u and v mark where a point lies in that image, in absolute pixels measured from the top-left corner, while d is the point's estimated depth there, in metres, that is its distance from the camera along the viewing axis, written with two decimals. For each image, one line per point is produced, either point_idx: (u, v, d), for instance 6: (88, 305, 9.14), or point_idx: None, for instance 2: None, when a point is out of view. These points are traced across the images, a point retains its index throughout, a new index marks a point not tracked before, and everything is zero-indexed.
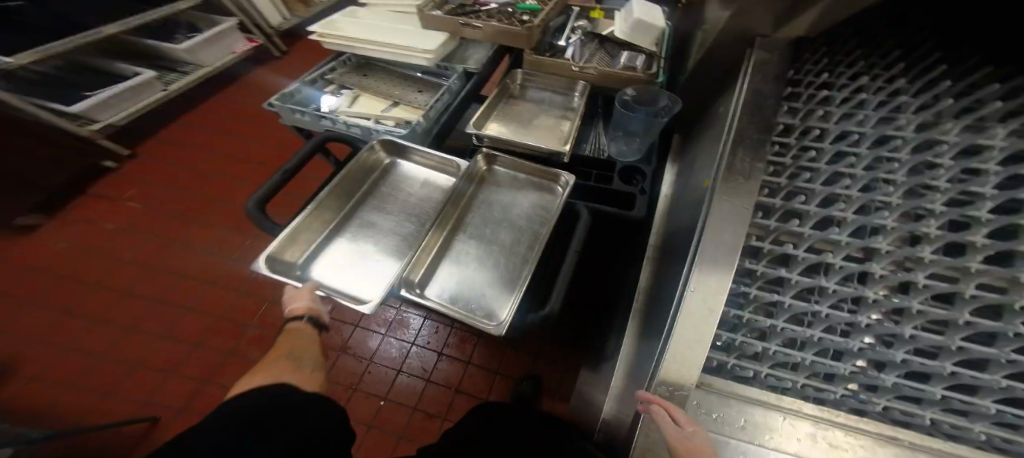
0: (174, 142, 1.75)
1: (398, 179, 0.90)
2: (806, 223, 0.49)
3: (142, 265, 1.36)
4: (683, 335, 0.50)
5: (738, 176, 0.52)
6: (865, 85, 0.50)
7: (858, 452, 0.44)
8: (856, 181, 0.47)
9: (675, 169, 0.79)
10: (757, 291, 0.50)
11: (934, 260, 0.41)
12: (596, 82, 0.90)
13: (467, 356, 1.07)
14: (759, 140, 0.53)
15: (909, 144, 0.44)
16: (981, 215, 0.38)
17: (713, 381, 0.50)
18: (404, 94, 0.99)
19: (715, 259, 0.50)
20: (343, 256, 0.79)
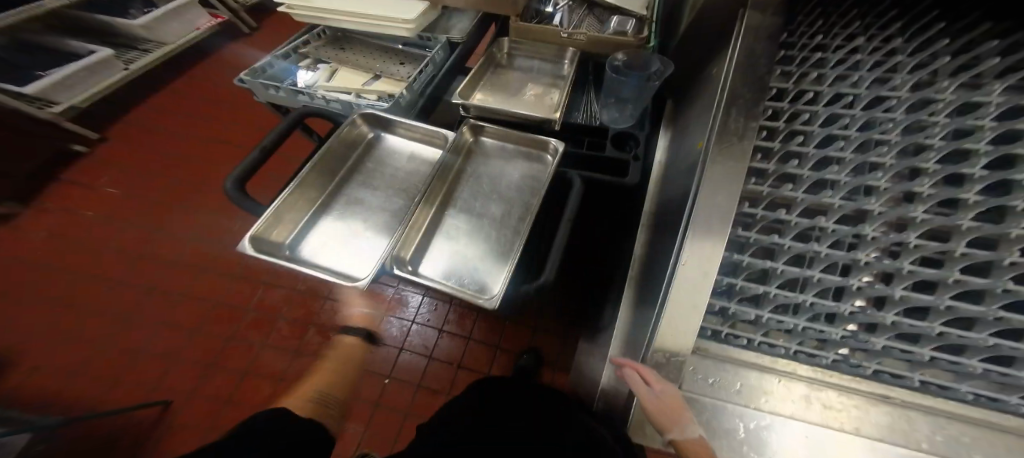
0: (150, 126, 1.69)
1: (384, 154, 0.88)
2: (800, 187, 0.49)
3: (130, 254, 1.34)
4: (679, 295, 0.50)
5: (731, 136, 0.51)
6: (861, 45, 0.49)
7: (851, 410, 0.48)
8: (850, 142, 0.47)
9: (666, 135, 0.75)
10: (751, 258, 0.50)
11: (925, 219, 0.42)
12: (585, 48, 0.88)
13: (467, 332, 1.08)
14: (753, 100, 0.52)
15: (904, 104, 0.44)
16: (974, 172, 0.40)
17: (709, 346, 0.52)
18: (386, 67, 0.96)
19: (709, 219, 0.50)
20: (331, 234, 0.78)
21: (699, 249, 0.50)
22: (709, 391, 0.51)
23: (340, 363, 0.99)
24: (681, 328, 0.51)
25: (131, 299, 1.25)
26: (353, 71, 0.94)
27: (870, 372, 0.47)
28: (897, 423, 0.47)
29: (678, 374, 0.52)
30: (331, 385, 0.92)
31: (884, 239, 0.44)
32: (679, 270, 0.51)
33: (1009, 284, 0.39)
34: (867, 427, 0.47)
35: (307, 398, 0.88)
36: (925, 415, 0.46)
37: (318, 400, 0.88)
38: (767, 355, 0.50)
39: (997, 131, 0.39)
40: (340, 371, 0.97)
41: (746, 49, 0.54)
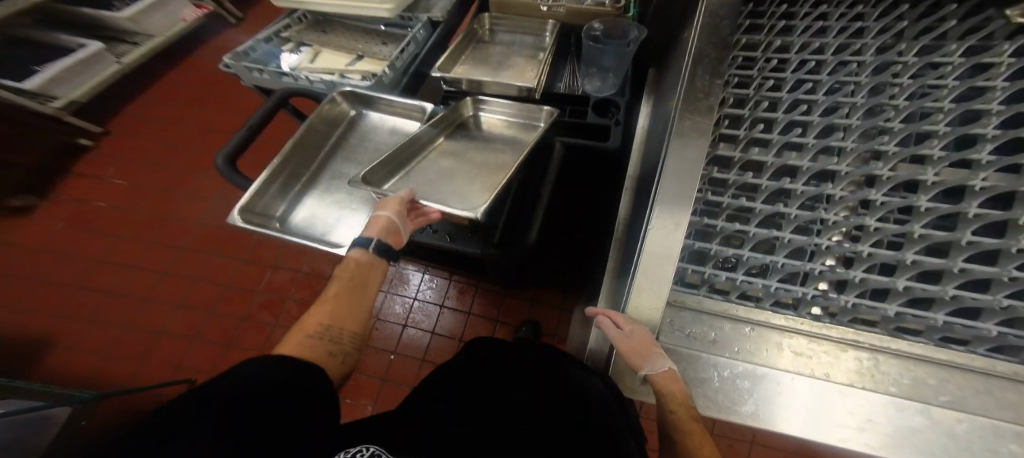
0: (148, 118, 1.71)
1: (365, 130, 0.90)
2: (770, 151, 0.51)
3: (142, 243, 1.39)
4: (655, 250, 0.53)
5: (696, 95, 0.53)
6: (828, 12, 0.53)
7: (821, 357, 0.49)
8: (817, 106, 0.49)
9: (649, 102, 0.76)
10: (724, 223, 0.53)
11: (891, 177, 0.45)
12: (565, 20, 0.89)
13: (467, 307, 1.12)
14: (719, 59, 0.54)
15: (870, 66, 0.48)
16: (939, 129, 0.43)
17: (685, 299, 0.54)
18: (369, 49, 0.98)
19: (679, 176, 0.52)
20: (318, 208, 0.81)
21: (668, 212, 0.52)
22: (685, 343, 0.53)
23: (347, 286, 0.64)
24: (658, 289, 0.53)
25: (146, 286, 1.31)
26: (337, 53, 0.96)
27: (843, 323, 0.50)
28: (865, 368, 0.48)
29: (656, 327, 0.54)
30: (343, 315, 0.61)
31: (849, 196, 0.47)
32: (653, 233, 0.53)
33: (971, 236, 0.42)
34: (837, 374, 0.49)
35: (310, 338, 0.56)
36: (893, 359, 0.48)
37: (329, 340, 0.58)
38: (741, 309, 0.52)
39: (959, 90, 0.43)
40: (346, 310, 0.62)
41: (711, 14, 0.56)
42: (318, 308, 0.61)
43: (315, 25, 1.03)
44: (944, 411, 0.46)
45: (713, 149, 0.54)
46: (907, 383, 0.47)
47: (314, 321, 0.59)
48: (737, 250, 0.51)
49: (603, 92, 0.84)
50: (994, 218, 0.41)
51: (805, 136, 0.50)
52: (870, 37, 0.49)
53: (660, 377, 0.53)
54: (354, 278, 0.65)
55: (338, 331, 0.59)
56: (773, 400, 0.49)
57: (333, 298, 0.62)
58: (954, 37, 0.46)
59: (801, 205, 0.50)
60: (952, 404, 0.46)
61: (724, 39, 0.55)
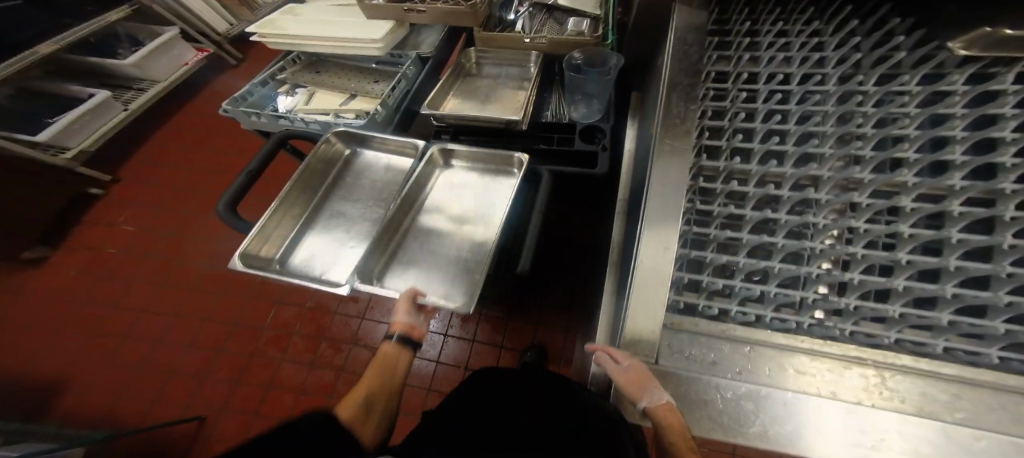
0: (155, 160, 1.77)
1: (360, 169, 0.92)
2: (750, 182, 0.53)
3: (153, 283, 1.42)
4: (645, 277, 0.55)
5: (675, 119, 0.59)
6: (791, 41, 0.58)
7: (825, 375, 0.49)
8: (792, 135, 0.52)
9: (634, 125, 0.78)
10: (713, 255, 0.54)
11: (869, 205, 0.47)
12: (549, 50, 0.91)
13: (470, 334, 1.12)
14: (691, 85, 0.60)
15: (834, 96, 0.51)
16: (909, 157, 0.45)
17: (681, 321, 0.55)
18: (362, 87, 1.01)
19: (664, 197, 0.56)
20: (317, 248, 0.82)
21: (653, 240, 0.55)
22: (685, 365, 0.53)
23: (385, 361, 0.71)
24: (651, 311, 0.54)
25: (157, 326, 1.33)
26: (331, 92, 0.99)
27: (846, 337, 0.50)
28: (872, 385, 0.47)
29: (654, 350, 0.54)
30: (382, 387, 0.67)
31: (834, 224, 0.48)
32: (645, 263, 0.55)
33: (958, 262, 0.43)
34: (845, 392, 0.48)
35: (357, 402, 0.64)
36: (901, 376, 0.47)
37: (369, 405, 0.64)
38: (739, 329, 0.53)
39: (920, 117, 0.45)
40: (387, 383, 0.69)
41: (677, 49, 0.63)
42: (364, 378, 0.68)
43: (309, 65, 1.06)
44: (959, 429, 0.44)
45: (696, 182, 0.57)
46: (918, 400, 0.46)
47: (361, 391, 0.66)
48: (727, 282, 0.52)
49: (590, 118, 0.88)
50: (977, 243, 0.42)
51: (782, 166, 0.52)
52: (830, 67, 0.53)
53: (660, 409, 0.53)
54: (393, 357, 0.72)
55: (382, 400, 0.66)
56: (781, 422, 0.48)
57: (375, 373, 0.69)
58: (907, 67, 0.49)
59: (788, 234, 0.52)
60: (967, 421, 0.44)
61: (693, 66, 0.62)
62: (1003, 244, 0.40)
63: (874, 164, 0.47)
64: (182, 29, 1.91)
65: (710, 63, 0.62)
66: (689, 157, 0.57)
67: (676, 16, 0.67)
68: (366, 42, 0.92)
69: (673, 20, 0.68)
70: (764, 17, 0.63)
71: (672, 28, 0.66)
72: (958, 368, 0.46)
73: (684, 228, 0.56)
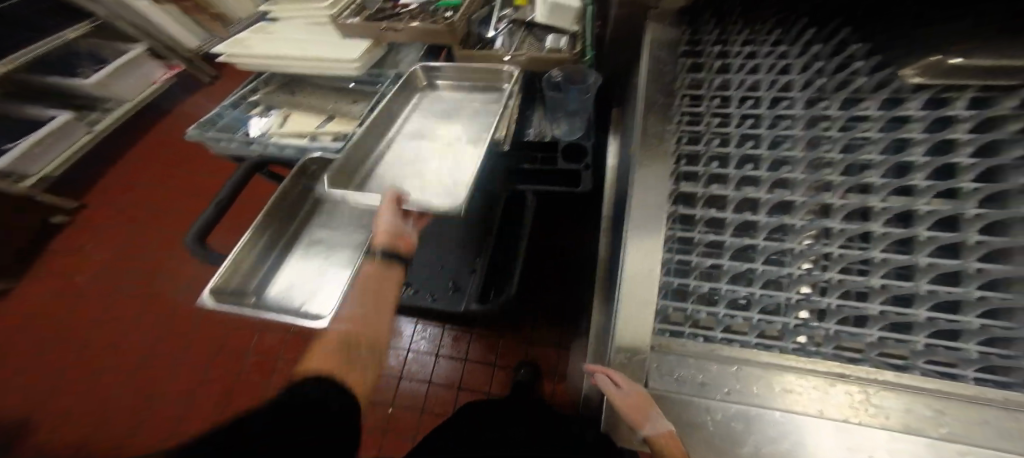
0: (128, 181, 1.71)
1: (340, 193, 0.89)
2: (729, 208, 0.53)
3: (137, 302, 1.38)
4: (629, 303, 0.55)
5: (652, 140, 0.60)
6: (760, 63, 0.59)
7: (812, 393, 0.49)
8: (765, 160, 0.53)
9: (614, 141, 0.79)
10: (696, 281, 0.54)
11: (841, 230, 0.48)
12: (528, 68, 0.91)
13: (462, 353, 1.10)
14: (666, 106, 0.62)
15: (802, 120, 0.52)
16: (877, 181, 0.46)
17: (670, 343, 0.54)
18: (341, 108, 0.99)
19: (643, 221, 0.56)
20: (295, 277, 0.80)
21: (633, 265, 0.56)
22: (676, 387, 0.52)
23: (370, 293, 0.68)
24: (639, 332, 0.54)
25: (144, 344, 1.29)
26: (306, 114, 0.97)
27: (829, 356, 0.51)
28: (858, 402, 0.47)
29: (642, 372, 0.53)
30: (364, 329, 0.63)
31: (808, 251, 0.49)
32: (630, 291, 0.55)
33: (929, 287, 0.44)
34: (832, 410, 0.48)
35: (332, 345, 0.60)
36: (885, 391, 0.47)
37: (347, 345, 0.61)
38: (726, 349, 0.53)
39: (883, 142, 0.47)
40: (372, 323, 0.65)
41: (651, 73, 0.64)
42: (342, 319, 0.64)
43: (283, 86, 1.05)
44: (946, 444, 0.44)
45: (675, 208, 0.57)
46: (903, 415, 0.46)
47: (335, 338, 0.61)
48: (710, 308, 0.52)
49: (572, 135, 0.91)
50: (947, 267, 0.44)
51: (758, 190, 0.52)
52: (797, 91, 0.55)
53: (661, 437, 0.50)
54: (375, 291, 0.68)
55: (362, 351, 0.62)
56: (776, 441, 0.47)
57: (358, 309, 0.65)
58: (867, 91, 0.50)
59: (767, 260, 0.52)
60: (953, 436, 0.44)
61: (667, 86, 0.64)
62: (969, 269, 0.42)
63: (846, 189, 0.48)
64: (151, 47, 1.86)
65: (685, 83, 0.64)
66: (668, 181, 0.57)
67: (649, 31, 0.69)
68: (341, 65, 0.91)
69: (647, 37, 0.69)
70: (733, 38, 0.64)
71: (645, 47, 0.67)
72: (939, 383, 0.47)
73: (670, 259, 0.56)
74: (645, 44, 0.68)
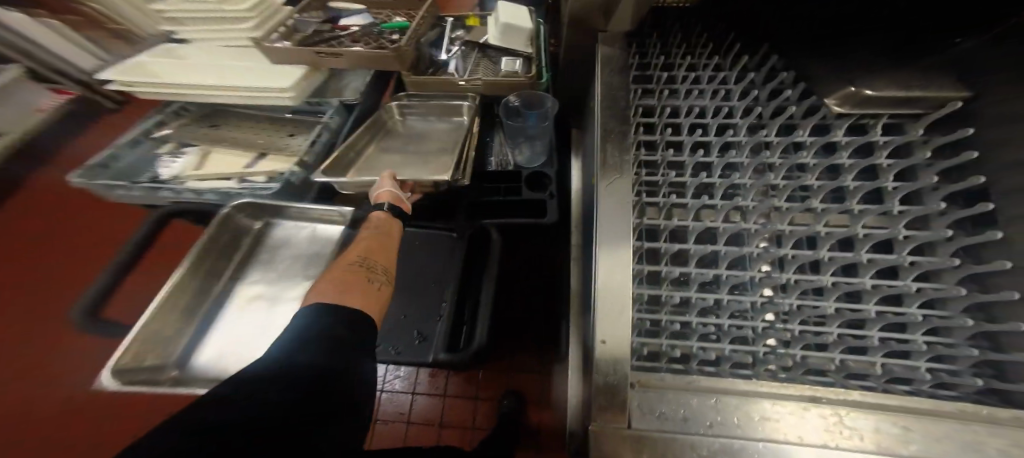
0: (30, 229, 1.52)
1: (276, 242, 0.86)
2: (691, 238, 0.53)
3: (67, 334, 1.28)
4: (608, 340, 0.51)
5: (613, 171, 0.58)
6: (704, 88, 0.63)
7: (789, 419, 0.47)
8: (719, 188, 0.55)
9: (577, 161, 0.77)
10: (667, 317, 0.52)
11: (794, 256, 0.50)
12: (483, 92, 0.90)
13: (441, 389, 1.03)
14: (622, 133, 0.60)
15: (747, 147, 0.56)
16: (818, 208, 0.51)
17: (649, 379, 0.51)
18: (273, 142, 0.94)
19: (610, 251, 0.54)
20: (233, 330, 0.76)
21: (602, 301, 0.52)
22: (658, 426, 0.48)
23: (380, 230, 0.74)
24: (616, 368, 0.50)
25: (89, 364, 1.23)
26: (227, 152, 0.91)
27: (802, 380, 0.51)
28: (832, 425, 0.46)
29: (623, 411, 0.49)
30: (377, 254, 0.70)
31: (768, 278, 0.51)
32: (605, 332, 0.51)
33: (876, 309, 0.48)
34: (810, 435, 0.46)
35: (350, 266, 0.66)
36: (855, 411, 0.47)
37: (365, 268, 0.67)
38: (703, 379, 0.50)
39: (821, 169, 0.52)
40: (383, 250, 0.72)
41: (605, 98, 0.63)
42: (354, 249, 0.71)
43: (200, 118, 0.99)
44: None
45: (640, 240, 0.56)
46: (873, 434, 0.46)
47: (349, 263, 0.67)
48: (685, 343, 0.51)
49: (535, 162, 0.91)
50: (890, 290, 0.48)
51: (716, 220, 0.54)
52: (739, 117, 0.59)
53: None
54: (383, 230, 0.74)
55: (373, 281, 0.67)
56: None
57: (366, 244, 0.71)
58: (799, 117, 0.58)
59: (731, 290, 0.53)
60: (921, 453, 0.44)
61: (621, 114, 0.62)
62: (911, 290, 0.47)
63: (792, 215, 0.52)
64: (36, 68, 1.62)
65: (640, 108, 0.64)
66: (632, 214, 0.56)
67: (598, 54, 0.69)
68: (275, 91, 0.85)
69: (599, 59, 0.68)
70: (677, 67, 0.68)
71: (598, 69, 0.67)
72: (899, 398, 0.48)
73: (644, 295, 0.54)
74: (597, 66, 0.68)
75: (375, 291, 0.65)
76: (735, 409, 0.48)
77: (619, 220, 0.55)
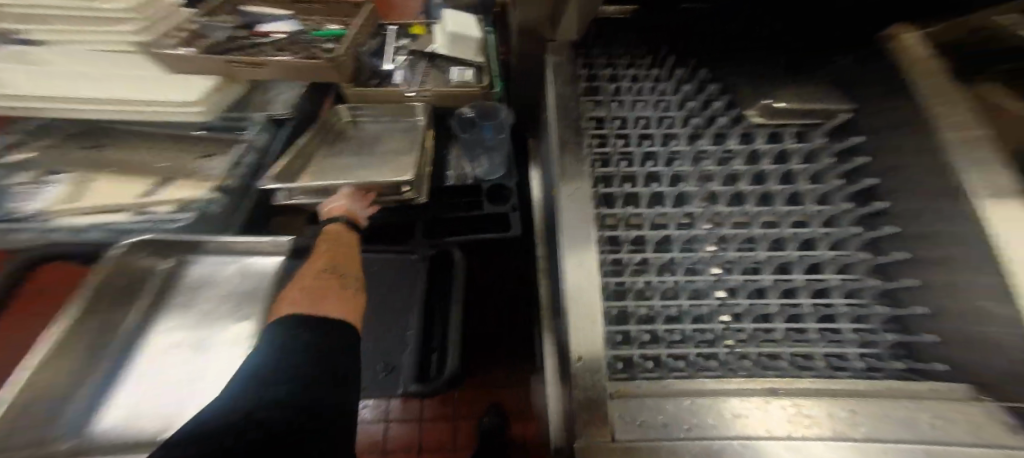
0: None
1: (195, 282, 0.77)
2: (649, 248, 0.54)
3: None
4: (581, 353, 0.48)
5: (570, 181, 0.57)
6: (648, 100, 0.66)
7: (757, 414, 0.43)
8: (670, 195, 0.57)
9: (536, 171, 0.76)
10: (635, 329, 0.51)
11: (736, 258, 0.53)
12: (436, 103, 0.89)
13: (417, 414, 0.95)
14: (577, 144, 0.59)
15: (688, 157, 0.59)
16: (755, 212, 0.55)
17: (625, 388, 0.47)
18: (184, 166, 0.85)
19: (576, 264, 0.52)
20: (153, 383, 0.67)
21: (570, 315, 0.50)
22: (641, 435, 0.43)
23: (344, 237, 0.69)
24: (590, 380, 0.47)
25: None
26: (116, 178, 0.81)
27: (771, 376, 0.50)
28: (795, 416, 0.42)
29: (601, 427, 0.44)
30: (348, 261, 0.67)
31: (720, 281, 0.53)
32: (574, 349, 0.48)
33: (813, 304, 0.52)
34: (776, 426, 0.42)
35: (321, 273, 0.62)
36: (808, 401, 0.43)
37: (337, 275, 0.63)
38: (676, 381, 0.46)
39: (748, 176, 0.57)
40: (352, 256, 0.68)
41: (559, 107, 0.62)
42: (319, 258, 0.66)
43: (74, 138, 0.87)
44: (868, 446, 0.40)
45: (601, 251, 0.54)
46: (827, 421, 0.42)
47: (318, 272, 0.63)
48: (652, 352, 0.49)
49: (493, 174, 0.88)
50: (826, 284, 0.52)
51: (668, 230, 0.56)
52: (678, 130, 0.62)
53: None
54: (350, 236, 0.70)
55: (351, 287, 0.64)
56: None
57: (335, 251, 0.67)
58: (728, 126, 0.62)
59: (689, 296, 0.54)
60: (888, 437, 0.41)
61: (575, 123, 0.61)
62: (834, 283, 0.52)
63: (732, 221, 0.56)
64: None
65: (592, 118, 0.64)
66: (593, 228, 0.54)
67: (547, 64, 0.66)
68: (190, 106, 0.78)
69: (548, 67, 0.66)
70: (621, 75, 0.69)
71: (547, 78, 0.65)
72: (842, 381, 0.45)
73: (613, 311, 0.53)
74: (548, 73, 0.66)
75: (354, 297, 0.63)
76: (702, 412, 0.43)
77: (581, 235, 0.53)
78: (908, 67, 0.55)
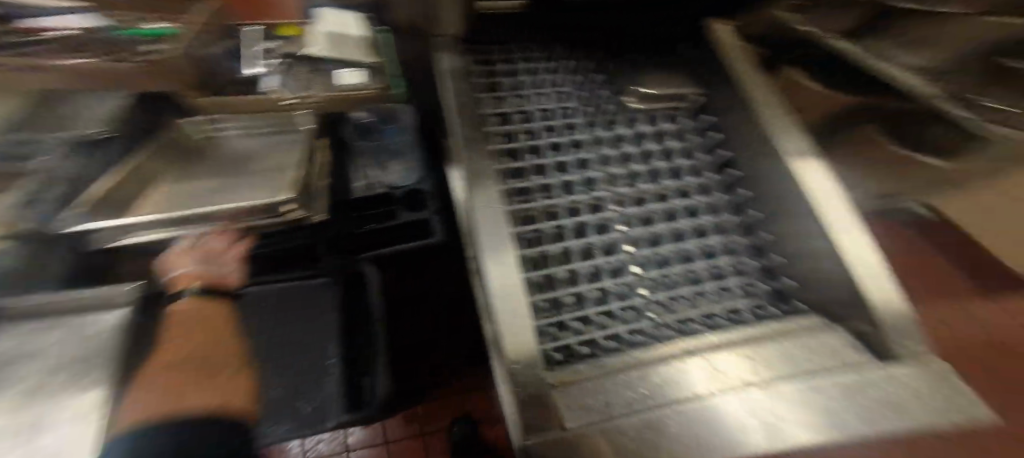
0: None
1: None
2: (568, 235, 0.56)
3: None
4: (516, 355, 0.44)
5: (479, 180, 0.54)
6: (545, 93, 0.67)
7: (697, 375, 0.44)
8: (578, 179, 0.60)
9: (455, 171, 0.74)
10: (564, 317, 0.51)
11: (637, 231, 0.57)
12: (324, 109, 0.79)
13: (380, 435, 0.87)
14: (479, 141, 0.57)
15: (588, 144, 0.63)
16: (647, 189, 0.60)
17: (565, 375, 0.45)
18: None
19: (497, 265, 0.49)
20: None
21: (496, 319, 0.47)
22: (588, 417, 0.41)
23: (207, 314, 0.69)
24: (532, 380, 0.43)
25: None
26: None
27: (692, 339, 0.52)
28: (714, 371, 0.44)
29: (548, 416, 0.41)
30: (214, 340, 0.66)
31: (634, 257, 0.56)
32: (512, 354, 0.44)
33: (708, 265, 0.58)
34: (699, 386, 0.43)
35: (181, 359, 0.61)
36: (720, 353, 0.46)
37: (199, 357, 0.62)
38: (610, 358, 0.47)
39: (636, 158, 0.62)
40: (221, 333, 0.68)
41: (460, 110, 0.59)
42: (171, 343, 0.63)
43: None
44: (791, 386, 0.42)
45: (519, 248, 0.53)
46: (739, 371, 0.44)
47: (176, 356, 0.61)
48: (584, 336, 0.49)
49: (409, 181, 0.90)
50: None
51: (580, 215, 0.58)
52: (576, 117, 0.66)
53: None
54: (213, 313, 0.69)
55: (223, 366, 0.63)
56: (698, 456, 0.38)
57: (196, 329, 0.66)
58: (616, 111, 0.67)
59: (607, 275, 0.55)
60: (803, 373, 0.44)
61: (477, 121, 0.60)
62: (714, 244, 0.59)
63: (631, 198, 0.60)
64: None
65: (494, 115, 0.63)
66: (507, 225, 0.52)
67: (438, 61, 0.64)
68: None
69: (438, 66, 0.63)
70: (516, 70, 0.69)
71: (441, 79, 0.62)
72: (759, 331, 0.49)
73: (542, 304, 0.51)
74: (437, 77, 0.63)
75: (223, 375, 0.61)
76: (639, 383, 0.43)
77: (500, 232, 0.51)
78: (733, 58, 0.68)
